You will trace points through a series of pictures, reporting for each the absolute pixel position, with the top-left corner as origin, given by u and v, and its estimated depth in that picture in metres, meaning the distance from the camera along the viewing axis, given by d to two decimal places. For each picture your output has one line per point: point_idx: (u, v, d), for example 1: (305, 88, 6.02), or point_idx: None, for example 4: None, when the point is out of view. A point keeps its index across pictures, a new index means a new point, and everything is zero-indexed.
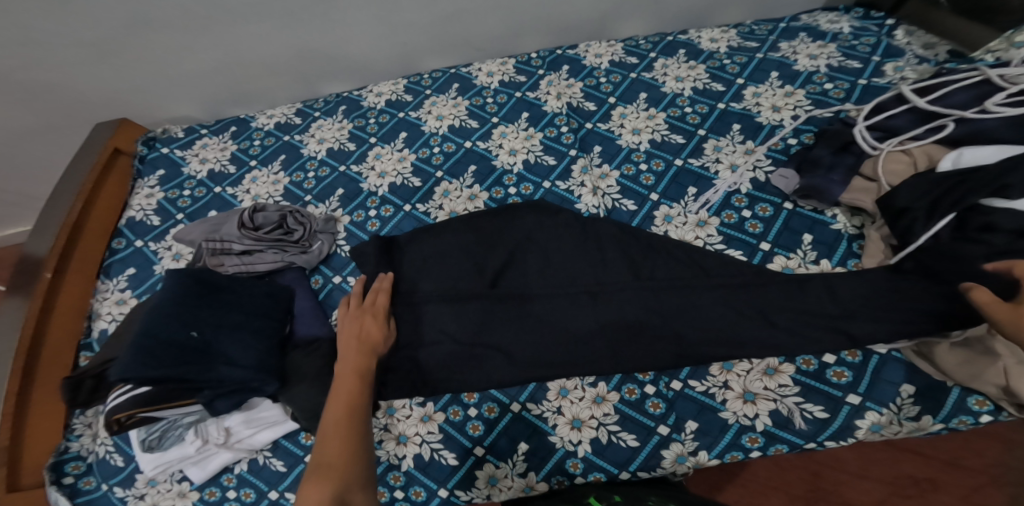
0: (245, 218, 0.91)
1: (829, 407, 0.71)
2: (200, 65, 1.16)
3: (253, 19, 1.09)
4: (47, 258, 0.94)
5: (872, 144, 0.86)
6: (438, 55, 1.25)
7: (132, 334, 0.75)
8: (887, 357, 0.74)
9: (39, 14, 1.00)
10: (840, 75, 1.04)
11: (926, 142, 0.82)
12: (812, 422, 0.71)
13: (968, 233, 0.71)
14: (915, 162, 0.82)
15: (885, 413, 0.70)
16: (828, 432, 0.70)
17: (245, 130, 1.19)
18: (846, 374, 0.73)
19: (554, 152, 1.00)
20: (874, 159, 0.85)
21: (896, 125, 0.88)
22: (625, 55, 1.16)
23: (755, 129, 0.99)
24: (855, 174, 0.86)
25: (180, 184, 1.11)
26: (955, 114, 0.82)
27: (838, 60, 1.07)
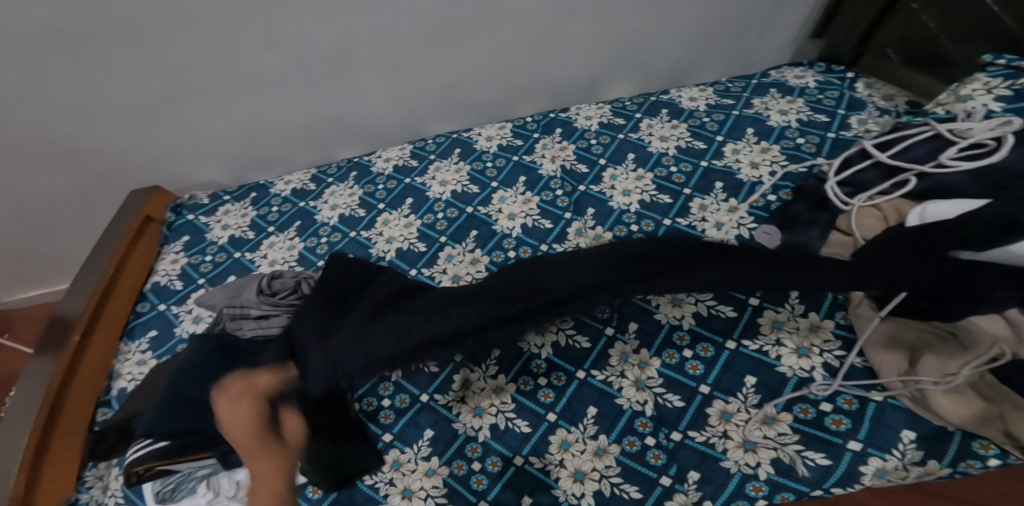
0: (264, 284, 1.00)
1: (831, 454, 0.75)
2: (224, 132, 1.25)
3: (273, 90, 1.19)
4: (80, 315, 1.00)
5: (843, 201, 0.93)
6: (442, 120, 1.34)
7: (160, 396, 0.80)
8: (884, 404, 0.78)
9: (88, 89, 1.10)
10: (810, 129, 1.11)
11: (893, 198, 0.88)
12: (815, 469, 0.74)
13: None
14: (886, 217, 0.87)
15: (889, 458, 0.74)
16: (833, 478, 0.74)
17: (264, 196, 1.28)
18: (845, 422, 0.77)
19: (550, 215, 1.08)
20: (847, 214, 0.91)
21: (866, 179, 0.95)
22: (613, 116, 1.25)
23: (736, 186, 1.05)
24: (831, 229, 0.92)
25: (203, 249, 1.19)
26: (916, 170, 0.88)
27: (807, 115, 1.14)
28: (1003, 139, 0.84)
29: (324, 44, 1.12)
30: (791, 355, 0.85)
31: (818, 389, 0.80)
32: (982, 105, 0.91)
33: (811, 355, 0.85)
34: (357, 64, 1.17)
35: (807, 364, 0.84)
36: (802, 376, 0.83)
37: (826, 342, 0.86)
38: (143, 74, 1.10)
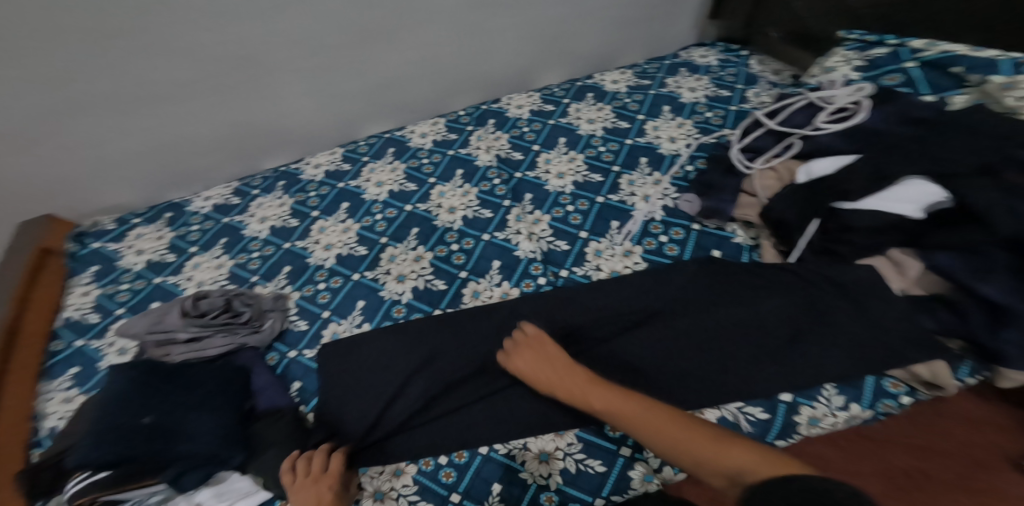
0: (189, 305, 0.95)
1: (767, 407, 0.78)
2: (127, 149, 1.14)
3: (178, 100, 1.10)
4: None
5: (745, 164, 1.01)
6: (373, 122, 1.31)
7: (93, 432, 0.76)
8: None
9: None
10: (716, 103, 1.19)
11: (785, 159, 0.98)
12: (757, 424, 0.78)
13: (833, 234, 0.87)
14: (781, 177, 0.97)
15: (818, 405, 0.78)
16: (773, 431, 0.77)
17: (180, 215, 1.21)
18: None
19: (490, 205, 1.09)
20: (750, 178, 1.00)
21: (763, 145, 1.04)
22: (542, 104, 1.27)
23: (659, 160, 1.11)
24: (740, 192, 1.01)
25: (116, 278, 1.10)
26: (799, 134, 0.99)
27: (713, 90, 1.22)
28: (859, 104, 0.98)
29: (232, 47, 1.05)
30: None
31: None
32: (843, 74, 1.05)
33: None
34: (273, 68, 1.11)
35: None
36: None
37: None
38: (19, 92, 0.98)
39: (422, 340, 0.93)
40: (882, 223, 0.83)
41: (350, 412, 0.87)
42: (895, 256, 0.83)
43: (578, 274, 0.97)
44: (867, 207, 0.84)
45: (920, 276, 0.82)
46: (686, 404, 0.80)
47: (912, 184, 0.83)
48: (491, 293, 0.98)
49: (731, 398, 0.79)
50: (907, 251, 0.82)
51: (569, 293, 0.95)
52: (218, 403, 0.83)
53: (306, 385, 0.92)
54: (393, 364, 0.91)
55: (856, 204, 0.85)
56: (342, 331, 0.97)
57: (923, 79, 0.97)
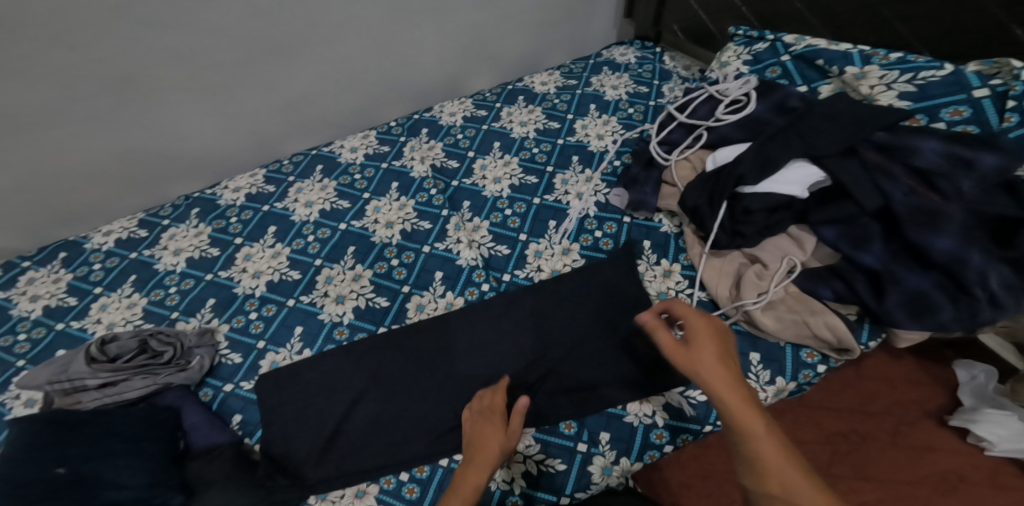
0: (95, 351, 0.87)
1: None
2: (5, 186, 1.02)
3: (54, 127, 0.99)
4: None
5: (664, 157, 1.05)
6: (294, 139, 1.25)
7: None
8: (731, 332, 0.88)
9: None
10: (637, 100, 1.23)
11: (696, 149, 1.03)
12: (700, 406, 0.83)
13: (737, 216, 0.90)
14: (696, 166, 1.02)
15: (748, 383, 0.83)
16: (714, 412, 0.82)
17: (79, 254, 1.09)
18: None
19: (428, 216, 1.08)
20: (669, 168, 1.04)
21: (675, 138, 1.08)
22: (475, 109, 1.27)
23: (589, 158, 1.14)
24: (661, 183, 1.05)
25: (12, 327, 0.99)
26: (704, 125, 1.04)
27: (632, 88, 1.26)
28: (749, 95, 1.04)
29: (109, 67, 0.96)
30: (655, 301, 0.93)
31: None
32: (736, 68, 1.11)
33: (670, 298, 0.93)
34: (160, 88, 1.03)
35: None
36: None
37: (678, 283, 0.95)
38: None
39: (361, 363, 0.91)
40: (776, 205, 0.89)
41: (302, 441, 0.84)
42: (794, 233, 0.90)
43: (520, 277, 0.98)
44: (762, 191, 0.89)
45: (816, 250, 0.89)
46: (632, 394, 0.84)
47: (796, 166, 0.89)
48: (435, 304, 0.96)
49: (672, 383, 0.84)
50: (805, 227, 0.90)
51: (512, 297, 0.95)
52: (142, 448, 0.77)
53: (248, 417, 0.88)
54: (338, 388, 0.88)
55: (755, 188, 0.90)
56: (281, 360, 0.92)
57: (798, 72, 1.06)
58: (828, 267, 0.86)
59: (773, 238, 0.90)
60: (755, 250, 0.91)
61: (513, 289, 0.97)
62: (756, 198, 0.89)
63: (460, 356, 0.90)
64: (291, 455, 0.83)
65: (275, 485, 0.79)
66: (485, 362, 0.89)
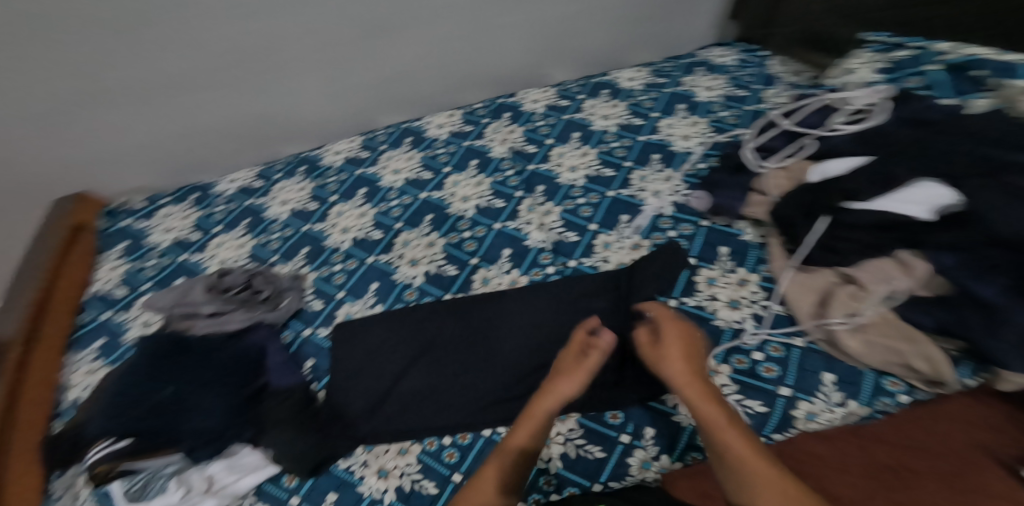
0: (214, 283, 1.02)
1: (766, 401, 0.78)
2: (155, 136, 1.21)
3: (201, 89, 1.16)
4: (15, 337, 0.97)
5: (758, 163, 1.03)
6: (385, 113, 1.33)
7: (109, 399, 0.84)
8: (805, 349, 0.82)
9: None
10: (733, 103, 1.20)
11: (799, 159, 1.00)
12: (755, 417, 0.77)
13: (839, 232, 0.87)
14: (793, 176, 0.98)
15: (815, 401, 0.77)
16: (771, 424, 0.76)
17: (207, 197, 1.25)
18: (775, 369, 0.80)
19: (502, 195, 1.12)
20: (762, 176, 1.01)
21: (776, 145, 1.05)
22: (557, 99, 1.29)
23: (671, 157, 1.12)
24: (749, 190, 1.01)
25: (145, 254, 1.15)
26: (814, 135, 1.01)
27: (729, 90, 1.23)
28: (877, 105, 1.01)
29: (247, 40, 1.10)
30: (725, 308, 0.89)
31: (748, 338, 0.84)
32: (863, 76, 1.09)
33: (742, 307, 0.89)
34: (289, 59, 1.16)
35: (738, 316, 0.88)
36: (736, 327, 0.86)
37: (754, 293, 0.90)
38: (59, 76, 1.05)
39: (422, 325, 0.96)
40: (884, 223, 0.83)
41: (365, 391, 0.90)
42: (901, 258, 0.81)
43: (587, 265, 0.99)
44: (876, 208, 0.85)
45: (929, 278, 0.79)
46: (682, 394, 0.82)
47: (925, 187, 0.83)
48: (500, 280, 1.00)
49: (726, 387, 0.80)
50: (917, 253, 0.80)
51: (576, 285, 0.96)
52: (234, 381, 0.88)
53: (319, 363, 0.95)
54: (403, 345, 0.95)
55: (867, 204, 0.86)
56: (355, 311, 1.00)
57: (940, 81, 1.00)
58: (938, 297, 0.77)
59: (879, 260, 0.82)
60: (849, 268, 0.84)
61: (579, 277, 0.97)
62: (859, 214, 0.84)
63: (517, 333, 0.92)
64: (347, 404, 0.89)
65: (328, 433, 0.84)
66: (540, 343, 0.91)
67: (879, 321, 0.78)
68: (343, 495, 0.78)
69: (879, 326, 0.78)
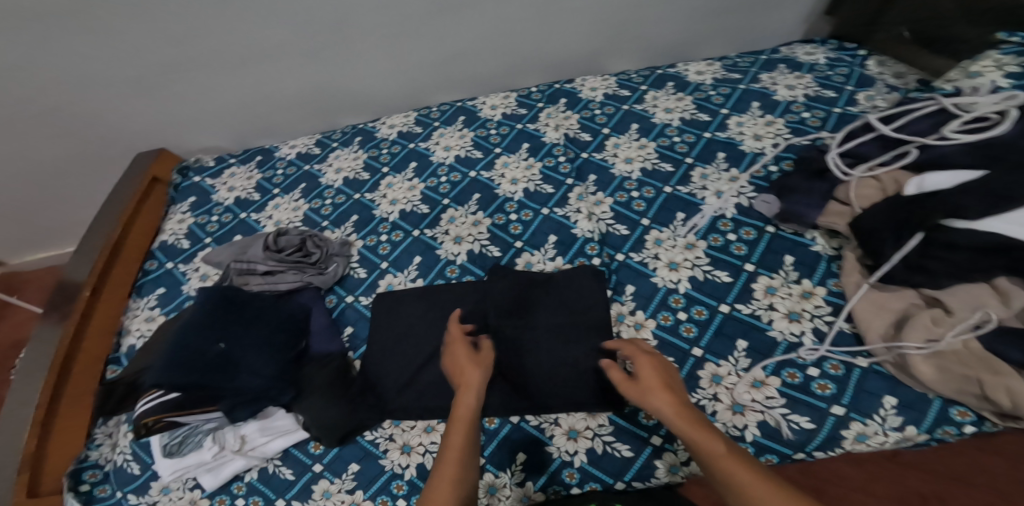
0: (270, 241, 1.03)
1: (815, 418, 0.74)
2: (228, 101, 1.26)
3: (271, 59, 1.18)
4: (85, 280, 1.03)
5: (844, 171, 0.92)
6: (441, 91, 1.33)
7: (167, 346, 0.86)
8: (869, 370, 0.77)
9: (103, 54, 1.13)
10: (817, 104, 1.10)
11: (893, 169, 0.88)
12: (800, 432, 0.74)
13: (933, 250, 0.77)
14: (884, 188, 0.87)
15: (870, 423, 0.73)
16: (816, 442, 0.73)
17: (269, 160, 1.30)
18: (830, 386, 0.76)
19: (552, 181, 1.09)
20: (847, 185, 0.91)
21: (867, 152, 0.94)
22: (618, 88, 1.25)
23: (739, 157, 1.06)
24: (830, 199, 0.92)
25: (209, 210, 1.21)
26: (917, 143, 0.88)
27: (814, 91, 1.13)
28: (1006, 113, 0.84)
29: (320, 15, 1.11)
30: (783, 319, 0.84)
31: (806, 353, 0.79)
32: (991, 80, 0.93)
33: (802, 320, 0.83)
34: (360, 31, 1.16)
35: (796, 329, 0.83)
36: (792, 340, 0.82)
37: (817, 307, 0.84)
38: (148, 38, 1.11)
39: (461, 306, 0.95)
40: (995, 246, 0.73)
41: (401, 365, 0.91)
42: (1001, 286, 0.72)
43: (635, 260, 0.96)
44: (983, 228, 0.74)
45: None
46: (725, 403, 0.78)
47: None
48: (544, 266, 0.98)
49: (773, 399, 0.77)
50: (1017, 282, 0.72)
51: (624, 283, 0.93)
52: (276, 341, 0.90)
53: (357, 331, 0.98)
54: (440, 323, 0.94)
55: (973, 223, 0.75)
56: (397, 283, 1.01)
57: None
58: None
59: (972, 285, 0.74)
60: (937, 292, 0.76)
61: (627, 274, 0.94)
62: (969, 235, 0.74)
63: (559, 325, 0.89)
64: (383, 376, 0.90)
65: (362, 403, 0.86)
66: (581, 338, 0.87)
67: (965, 348, 0.71)
68: (366, 466, 0.82)
69: (958, 354, 0.70)
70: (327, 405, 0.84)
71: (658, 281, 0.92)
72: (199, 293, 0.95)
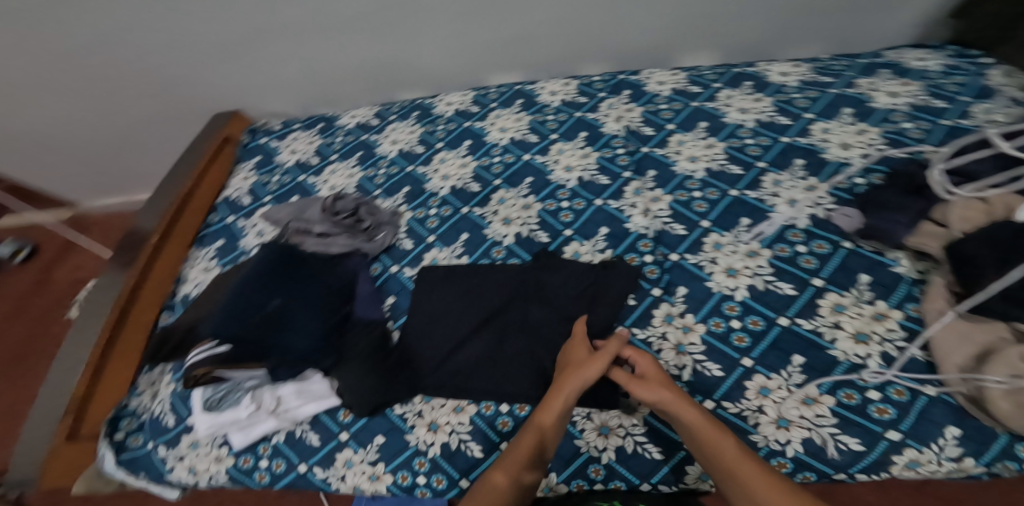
0: (328, 204, 1.07)
1: (866, 440, 0.68)
2: (300, 68, 1.30)
3: (345, 30, 1.21)
4: (153, 234, 1.09)
5: (948, 189, 0.81)
6: (500, 71, 1.31)
7: (229, 298, 0.92)
8: (937, 399, 0.69)
9: (195, 16, 1.19)
10: (921, 114, 0.99)
11: (1007, 191, 0.77)
12: (846, 454, 0.68)
13: None
14: (991, 211, 0.76)
15: (925, 451, 0.67)
16: (862, 464, 0.68)
17: (331, 127, 1.33)
18: (890, 411, 0.69)
19: (608, 173, 1.05)
20: (948, 204, 0.80)
21: (977, 171, 0.82)
22: (688, 84, 1.18)
23: (820, 164, 0.97)
24: (925, 218, 0.82)
25: (272, 170, 1.26)
26: None
27: (923, 99, 1.02)
28: None
29: None
30: (848, 340, 0.76)
31: (869, 376, 0.72)
32: None
33: (870, 343, 0.75)
34: (431, 6, 1.16)
35: (862, 351, 0.75)
36: (855, 362, 0.74)
37: (890, 330, 0.76)
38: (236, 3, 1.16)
39: (499, 289, 0.93)
40: None
41: (435, 342, 0.89)
42: None
43: (689, 262, 0.90)
44: None
45: None
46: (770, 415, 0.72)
47: None
48: (591, 257, 0.94)
49: (823, 417, 0.71)
50: None
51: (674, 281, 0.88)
52: (325, 303, 0.93)
53: (399, 303, 0.97)
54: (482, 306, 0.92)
55: None
56: (441, 258, 1.00)
57: None
58: None
59: None
60: None
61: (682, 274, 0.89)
62: None
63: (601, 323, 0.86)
64: (417, 352, 0.89)
65: (394, 376, 0.86)
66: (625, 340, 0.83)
67: None
68: (390, 439, 0.81)
69: None
70: (358, 373, 0.84)
71: (712, 285, 0.86)
72: (263, 250, 1.00)
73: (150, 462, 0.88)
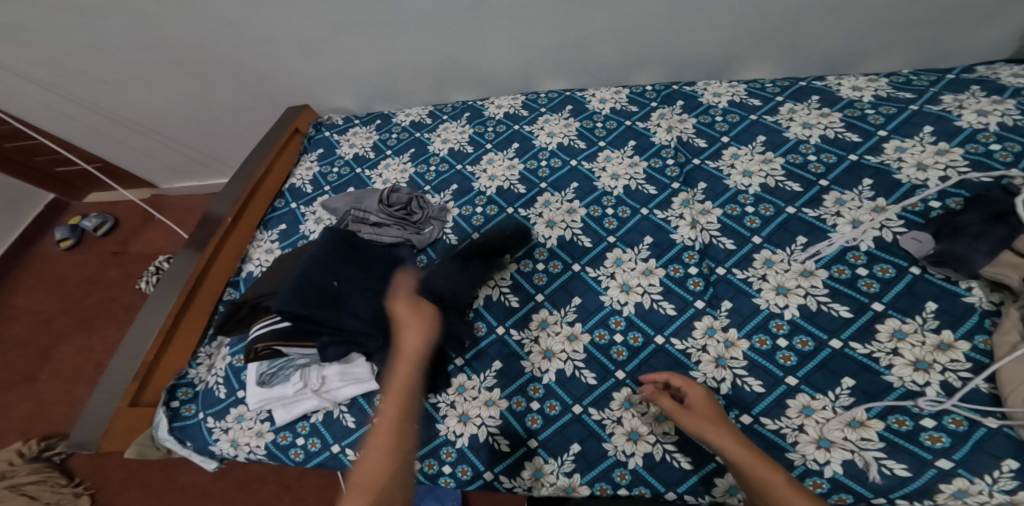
0: (384, 195, 1.09)
1: (912, 466, 0.68)
2: (363, 67, 1.35)
3: (406, 31, 1.23)
4: (224, 217, 1.16)
5: None
6: (553, 78, 1.33)
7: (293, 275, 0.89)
8: (997, 432, 0.68)
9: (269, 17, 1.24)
10: (1012, 135, 0.91)
11: None
12: (889, 478, 0.68)
13: None
14: None
15: (977, 482, 0.65)
16: (904, 491, 0.67)
17: (386, 124, 1.38)
18: (943, 439, 0.68)
19: (655, 182, 1.04)
20: None
21: None
22: (747, 96, 1.14)
23: (890, 186, 0.92)
24: (1006, 247, 0.75)
25: (332, 161, 1.32)
26: None
27: (1015, 119, 0.92)
28: None
29: None
30: (906, 366, 0.74)
31: (925, 404, 0.70)
32: None
33: (930, 371, 0.73)
34: (494, 13, 1.17)
35: (921, 378, 0.73)
36: (912, 389, 0.73)
37: (954, 361, 0.73)
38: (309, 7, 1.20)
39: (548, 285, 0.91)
40: None
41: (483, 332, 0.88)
42: None
43: (737, 277, 0.88)
44: None
45: None
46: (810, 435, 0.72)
47: None
48: (634, 265, 0.94)
49: (868, 441, 0.70)
50: None
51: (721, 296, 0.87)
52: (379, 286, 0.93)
53: None
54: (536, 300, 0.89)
55: None
56: None
57: None
58: None
59: None
60: None
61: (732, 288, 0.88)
62: None
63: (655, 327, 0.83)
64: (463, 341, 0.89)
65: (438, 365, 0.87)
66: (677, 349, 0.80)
67: None
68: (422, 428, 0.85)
69: None
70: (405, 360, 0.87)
71: (760, 302, 0.85)
72: (325, 230, 0.97)
73: (198, 432, 0.94)
